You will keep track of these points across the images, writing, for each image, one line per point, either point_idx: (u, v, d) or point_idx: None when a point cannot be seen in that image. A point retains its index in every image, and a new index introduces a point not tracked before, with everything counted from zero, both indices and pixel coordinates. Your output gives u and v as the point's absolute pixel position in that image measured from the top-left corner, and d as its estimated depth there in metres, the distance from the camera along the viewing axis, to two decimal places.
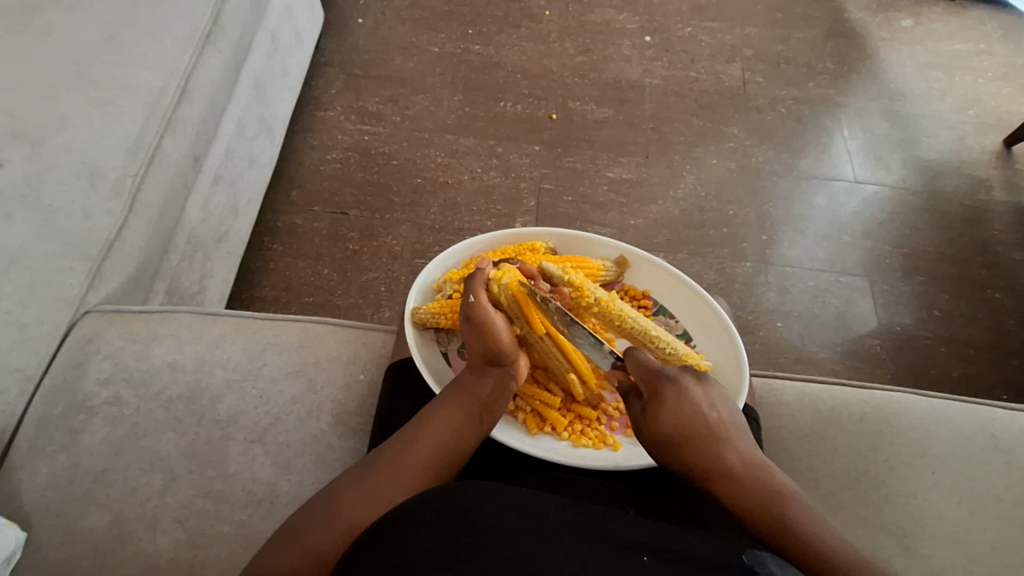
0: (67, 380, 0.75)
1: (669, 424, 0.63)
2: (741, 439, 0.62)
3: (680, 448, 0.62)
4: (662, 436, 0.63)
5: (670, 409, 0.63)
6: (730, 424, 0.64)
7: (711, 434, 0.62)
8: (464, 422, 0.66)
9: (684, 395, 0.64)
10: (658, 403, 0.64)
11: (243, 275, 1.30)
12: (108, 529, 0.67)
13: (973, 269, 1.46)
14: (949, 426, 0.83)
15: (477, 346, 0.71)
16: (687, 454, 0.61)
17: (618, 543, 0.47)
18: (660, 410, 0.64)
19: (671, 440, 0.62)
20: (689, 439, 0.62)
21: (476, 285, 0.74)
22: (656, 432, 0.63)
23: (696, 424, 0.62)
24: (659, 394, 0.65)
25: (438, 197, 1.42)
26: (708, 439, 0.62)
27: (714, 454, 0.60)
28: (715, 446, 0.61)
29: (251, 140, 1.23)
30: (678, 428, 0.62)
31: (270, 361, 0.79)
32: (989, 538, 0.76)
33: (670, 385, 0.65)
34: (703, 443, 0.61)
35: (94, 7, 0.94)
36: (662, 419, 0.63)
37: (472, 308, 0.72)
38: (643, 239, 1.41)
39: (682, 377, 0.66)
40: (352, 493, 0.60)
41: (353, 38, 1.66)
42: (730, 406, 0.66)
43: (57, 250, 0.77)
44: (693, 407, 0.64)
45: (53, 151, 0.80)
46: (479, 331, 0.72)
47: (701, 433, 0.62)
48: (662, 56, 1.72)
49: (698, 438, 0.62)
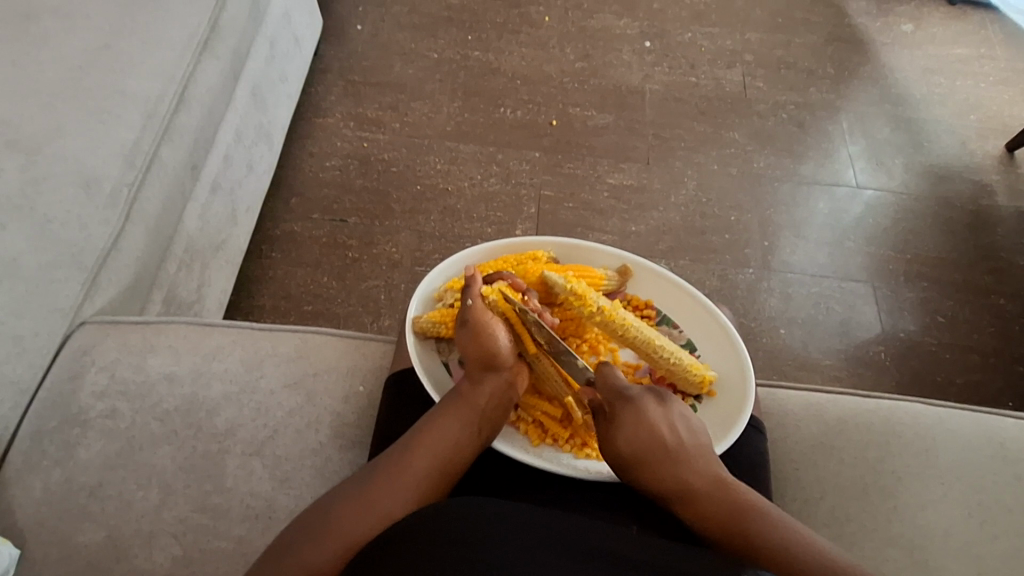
0: (63, 393, 0.74)
1: (628, 449, 0.63)
2: (698, 452, 0.64)
3: (639, 472, 0.63)
4: (621, 459, 0.63)
5: (628, 432, 0.63)
6: (688, 438, 0.65)
7: (668, 454, 0.63)
8: (461, 430, 0.65)
9: (645, 416, 0.64)
10: (617, 428, 0.64)
11: (241, 283, 1.29)
12: (103, 546, 0.66)
13: (977, 275, 1.46)
14: (957, 436, 0.82)
15: (472, 352, 0.70)
16: (647, 477, 0.63)
17: (620, 562, 0.46)
18: (619, 435, 0.63)
19: (630, 463, 0.63)
20: (647, 461, 0.63)
21: (473, 291, 0.73)
22: (616, 454, 0.63)
23: (654, 446, 0.63)
24: (618, 419, 0.64)
25: (437, 204, 1.41)
26: (666, 459, 0.63)
27: (674, 475, 0.62)
28: (673, 467, 0.63)
29: (250, 147, 1.22)
30: (637, 452, 0.63)
31: (268, 373, 0.78)
32: (1001, 550, 0.74)
33: (628, 406, 0.64)
34: (661, 465, 0.63)
35: (91, 14, 0.93)
36: (620, 444, 0.63)
37: (468, 312, 0.71)
38: (645, 246, 1.41)
39: (640, 396, 0.65)
40: (348, 506, 0.59)
41: (352, 45, 1.65)
42: (686, 421, 0.66)
43: (52, 260, 0.76)
44: (653, 427, 0.64)
45: (48, 159, 0.79)
46: (476, 336, 0.70)
47: (658, 455, 0.63)
48: (662, 61, 1.71)
49: (655, 461, 0.63)
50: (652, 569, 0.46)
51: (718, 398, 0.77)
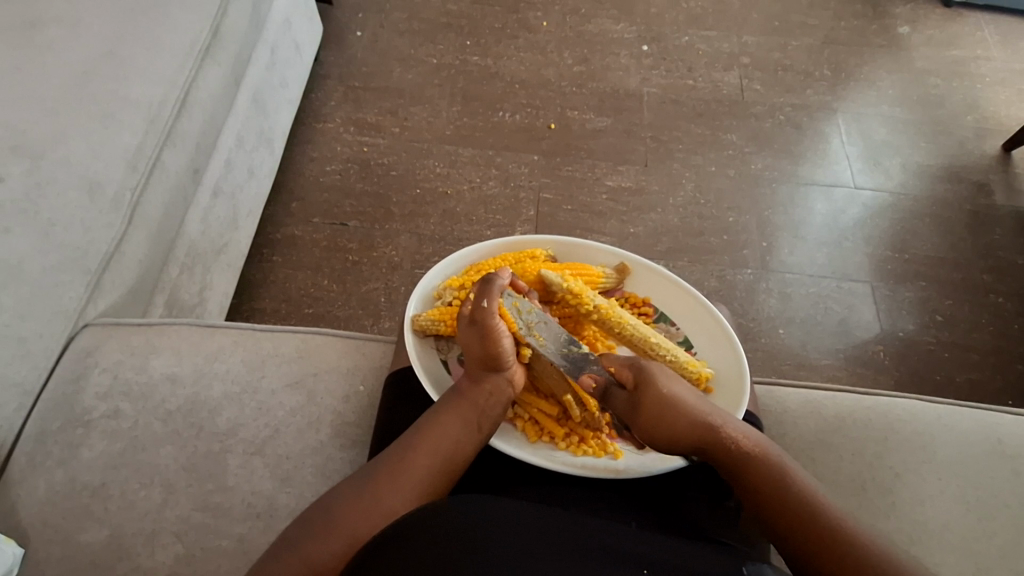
0: (66, 394, 0.74)
1: (658, 400, 0.70)
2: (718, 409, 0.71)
3: (671, 421, 0.69)
4: (653, 412, 0.69)
5: (658, 386, 0.70)
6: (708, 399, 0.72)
7: (694, 405, 0.70)
8: (462, 428, 0.66)
9: (666, 377, 0.72)
10: (646, 384, 0.71)
11: (243, 286, 1.29)
12: (106, 544, 0.67)
13: (975, 274, 1.46)
14: (954, 432, 0.82)
15: (476, 351, 0.71)
16: (678, 426, 0.68)
17: (618, 556, 0.47)
18: (649, 388, 0.70)
19: (660, 416, 0.69)
20: (678, 412, 0.69)
21: (491, 291, 0.73)
22: (646, 408, 0.70)
23: (681, 398, 0.70)
24: (646, 378, 0.71)
25: (437, 207, 1.42)
26: (693, 409, 0.69)
27: (700, 420, 0.68)
28: (701, 414, 0.69)
29: (251, 152, 1.23)
30: (666, 403, 0.69)
31: (269, 373, 0.79)
32: (998, 545, 0.75)
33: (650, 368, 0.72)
34: (690, 413, 0.69)
35: (94, 22, 0.95)
36: (651, 396, 0.70)
37: (482, 311, 0.72)
38: (643, 247, 1.41)
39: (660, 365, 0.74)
40: (351, 504, 0.59)
41: (352, 51, 1.67)
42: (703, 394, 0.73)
43: (56, 263, 0.77)
44: (675, 386, 0.71)
45: (52, 163, 0.81)
46: (481, 336, 0.71)
47: (686, 405, 0.69)
48: (660, 65, 1.73)
49: (684, 410, 0.69)
50: (651, 565, 0.47)
51: (716, 394, 0.78)
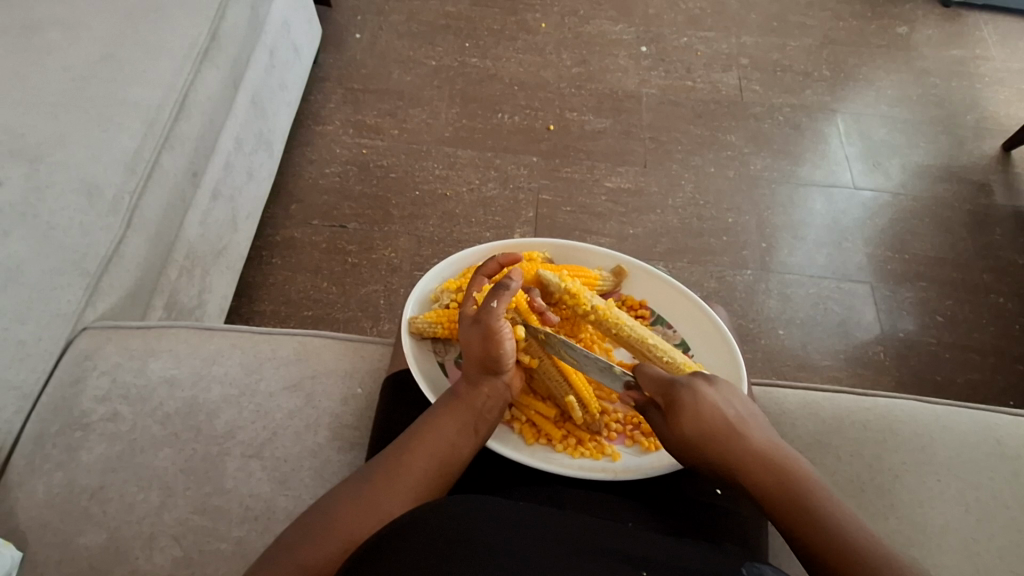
0: (65, 397, 0.75)
1: (691, 429, 0.62)
2: (761, 429, 0.63)
3: (706, 452, 0.62)
4: (686, 442, 0.63)
5: (691, 412, 0.63)
6: (750, 417, 0.64)
7: (732, 431, 0.62)
8: (459, 430, 0.66)
9: (702, 397, 0.63)
10: (677, 410, 0.63)
11: (242, 289, 1.30)
12: (105, 547, 0.67)
13: (975, 273, 1.46)
14: (954, 433, 0.82)
15: (477, 352, 0.69)
16: (712, 455, 0.62)
17: (616, 557, 0.47)
18: (681, 415, 0.63)
19: (695, 446, 0.62)
20: (713, 443, 0.62)
21: (501, 292, 0.69)
22: (679, 437, 0.63)
23: (718, 425, 0.62)
24: (679, 401, 0.63)
25: (437, 209, 1.42)
26: (731, 436, 0.62)
27: (736, 446, 0.61)
28: (740, 443, 0.61)
29: (250, 155, 1.23)
30: (701, 432, 0.62)
31: (268, 376, 0.79)
32: (998, 547, 0.75)
33: (683, 388, 0.64)
34: (726, 443, 0.61)
35: (93, 26, 0.95)
36: (684, 424, 0.63)
37: (489, 314, 0.68)
38: (643, 248, 1.42)
39: (694, 380, 0.65)
40: (349, 505, 0.59)
41: (351, 53, 1.67)
42: (744, 402, 0.65)
43: (55, 266, 0.77)
44: (715, 407, 0.63)
45: (51, 167, 0.81)
46: (483, 338, 0.68)
47: (723, 434, 0.62)
48: (659, 66, 1.73)
49: (719, 440, 0.62)
50: (649, 565, 0.47)
51: None
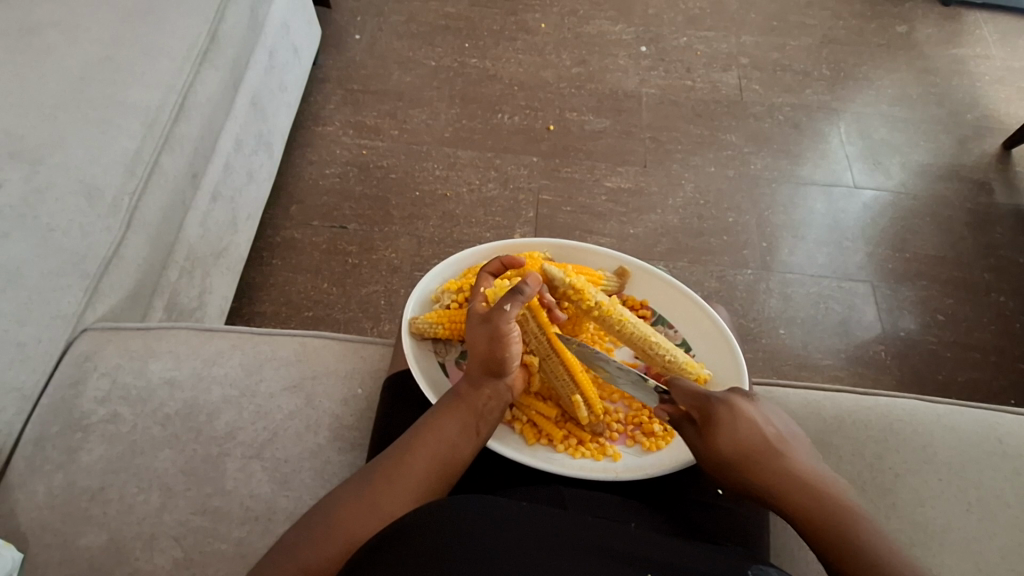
0: (65, 398, 0.75)
1: (729, 446, 0.61)
2: (799, 450, 0.63)
3: (743, 469, 0.61)
4: (724, 460, 0.61)
5: (728, 429, 0.62)
6: (788, 437, 0.64)
7: (771, 450, 0.61)
8: (460, 431, 0.65)
9: (738, 413, 0.63)
10: (714, 426, 0.62)
11: (243, 290, 1.30)
12: (105, 548, 0.67)
13: (976, 272, 1.46)
14: (954, 432, 0.82)
15: (482, 353, 0.67)
16: (751, 475, 0.61)
17: (618, 558, 0.47)
18: (719, 432, 0.62)
19: (732, 464, 0.61)
20: (752, 461, 0.61)
21: (516, 296, 0.67)
22: (715, 454, 0.62)
23: (757, 443, 0.61)
24: (715, 416, 0.63)
25: (437, 210, 1.42)
26: (771, 455, 0.61)
27: (775, 463, 0.61)
28: (780, 463, 0.61)
29: (249, 156, 1.23)
30: (739, 450, 0.61)
31: (268, 376, 0.79)
32: (1000, 546, 0.75)
33: (720, 403, 0.63)
34: (766, 461, 0.61)
35: (92, 28, 0.95)
36: (722, 441, 0.61)
37: (499, 316, 0.66)
38: (643, 248, 1.41)
39: (731, 397, 0.65)
40: (350, 505, 0.59)
41: (351, 54, 1.67)
42: (780, 421, 0.65)
43: (55, 268, 0.77)
44: (752, 425, 0.62)
45: (50, 169, 0.81)
46: (492, 340, 0.66)
47: (762, 452, 0.61)
48: (658, 66, 1.73)
49: (759, 458, 0.61)
50: (651, 566, 0.46)
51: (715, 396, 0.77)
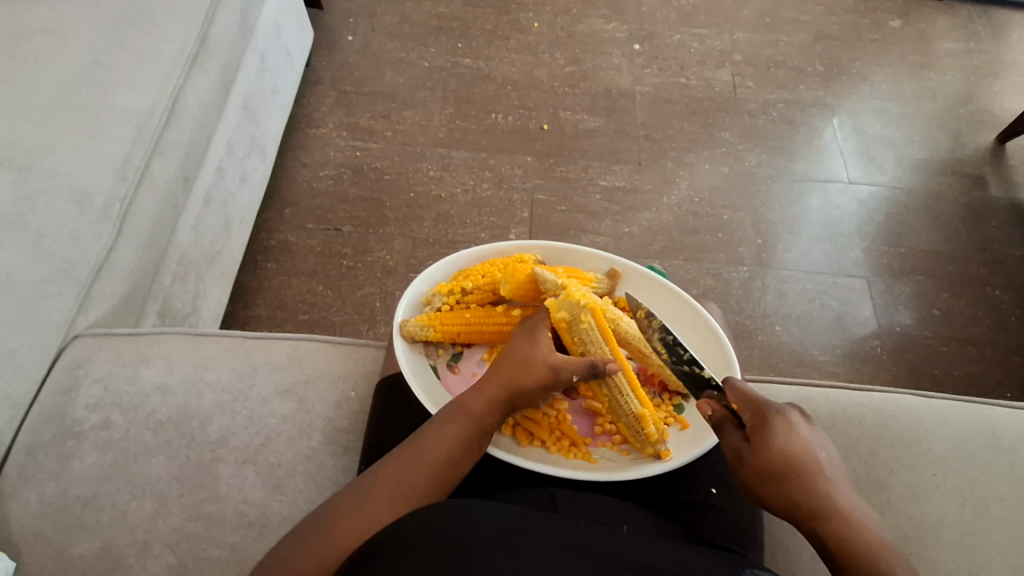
0: (57, 406, 0.74)
1: (779, 456, 0.59)
2: (845, 481, 0.61)
3: (787, 483, 0.58)
4: (770, 468, 0.59)
5: (782, 440, 0.59)
6: (837, 465, 0.61)
7: (819, 470, 0.59)
8: (465, 446, 0.64)
9: (792, 433, 0.60)
10: (769, 434, 0.60)
11: (237, 294, 1.30)
12: (98, 556, 0.67)
13: (972, 266, 1.46)
14: (949, 427, 0.82)
15: (525, 391, 0.66)
16: (793, 489, 0.58)
17: (614, 562, 0.46)
18: (772, 440, 0.59)
19: (777, 472, 0.59)
20: (798, 476, 0.59)
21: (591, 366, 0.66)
22: (761, 461, 0.59)
23: (807, 460, 0.59)
24: (770, 424, 0.60)
25: (431, 211, 1.42)
26: (817, 476, 0.59)
27: (820, 488, 0.58)
28: (824, 485, 0.59)
29: (242, 159, 1.23)
30: (788, 462, 0.59)
31: (260, 381, 0.79)
32: (995, 540, 0.75)
33: (777, 415, 0.61)
34: (811, 481, 0.59)
35: (82, 33, 0.95)
36: (773, 449, 0.59)
37: (563, 375, 0.66)
38: (638, 247, 1.41)
39: (786, 410, 0.63)
40: (343, 516, 0.59)
41: (343, 55, 1.66)
42: (833, 451, 0.63)
43: (45, 275, 0.76)
44: (805, 446, 0.60)
45: (42, 176, 0.81)
46: (541, 385, 0.66)
47: (809, 469, 0.59)
48: (652, 64, 1.72)
49: (806, 475, 0.59)
50: (647, 568, 0.46)
51: None
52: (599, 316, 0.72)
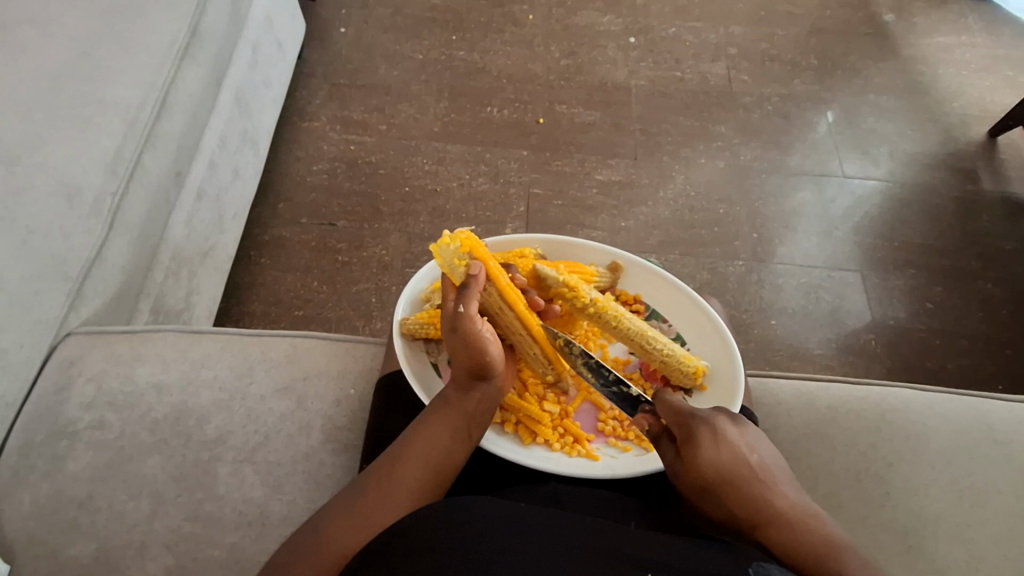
0: (49, 406, 0.73)
1: (711, 470, 0.56)
2: (779, 477, 0.58)
3: (722, 496, 0.56)
4: (702, 483, 0.56)
5: (710, 453, 0.56)
6: (771, 464, 0.58)
7: (752, 478, 0.56)
8: (453, 436, 0.63)
9: (721, 437, 0.57)
10: (696, 446, 0.57)
11: (230, 290, 1.28)
12: (95, 558, 0.66)
13: (964, 260, 1.46)
14: (946, 420, 0.82)
15: (462, 359, 0.66)
16: (731, 502, 0.56)
17: (623, 557, 0.46)
18: (699, 453, 0.56)
19: (710, 487, 0.56)
20: (732, 486, 0.56)
21: (468, 294, 0.68)
22: (695, 477, 0.56)
23: (738, 470, 0.56)
24: (696, 436, 0.57)
25: (426, 205, 1.40)
26: (751, 483, 0.56)
27: (760, 494, 0.56)
28: (761, 492, 0.56)
29: (235, 153, 1.21)
30: (721, 475, 0.56)
31: (258, 378, 0.78)
32: (992, 532, 0.75)
33: (703, 424, 0.58)
34: (746, 489, 0.56)
35: (68, 23, 0.92)
36: (703, 465, 0.56)
37: (465, 321, 0.66)
38: (634, 241, 1.41)
39: (715, 416, 0.59)
40: (340, 521, 0.57)
41: (336, 47, 1.65)
42: (764, 444, 0.60)
43: (35, 272, 0.74)
44: (734, 450, 0.57)
45: (29, 171, 0.77)
46: (464, 340, 0.66)
47: (743, 479, 0.56)
48: (648, 57, 1.72)
49: (740, 484, 0.56)
50: (655, 566, 0.45)
51: (709, 391, 0.78)
52: (471, 245, 0.71)
